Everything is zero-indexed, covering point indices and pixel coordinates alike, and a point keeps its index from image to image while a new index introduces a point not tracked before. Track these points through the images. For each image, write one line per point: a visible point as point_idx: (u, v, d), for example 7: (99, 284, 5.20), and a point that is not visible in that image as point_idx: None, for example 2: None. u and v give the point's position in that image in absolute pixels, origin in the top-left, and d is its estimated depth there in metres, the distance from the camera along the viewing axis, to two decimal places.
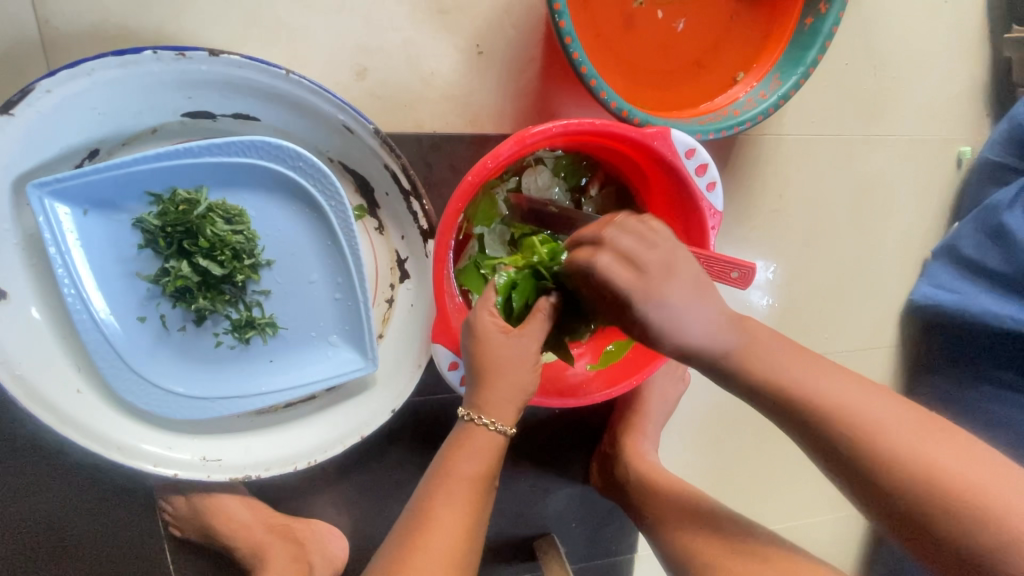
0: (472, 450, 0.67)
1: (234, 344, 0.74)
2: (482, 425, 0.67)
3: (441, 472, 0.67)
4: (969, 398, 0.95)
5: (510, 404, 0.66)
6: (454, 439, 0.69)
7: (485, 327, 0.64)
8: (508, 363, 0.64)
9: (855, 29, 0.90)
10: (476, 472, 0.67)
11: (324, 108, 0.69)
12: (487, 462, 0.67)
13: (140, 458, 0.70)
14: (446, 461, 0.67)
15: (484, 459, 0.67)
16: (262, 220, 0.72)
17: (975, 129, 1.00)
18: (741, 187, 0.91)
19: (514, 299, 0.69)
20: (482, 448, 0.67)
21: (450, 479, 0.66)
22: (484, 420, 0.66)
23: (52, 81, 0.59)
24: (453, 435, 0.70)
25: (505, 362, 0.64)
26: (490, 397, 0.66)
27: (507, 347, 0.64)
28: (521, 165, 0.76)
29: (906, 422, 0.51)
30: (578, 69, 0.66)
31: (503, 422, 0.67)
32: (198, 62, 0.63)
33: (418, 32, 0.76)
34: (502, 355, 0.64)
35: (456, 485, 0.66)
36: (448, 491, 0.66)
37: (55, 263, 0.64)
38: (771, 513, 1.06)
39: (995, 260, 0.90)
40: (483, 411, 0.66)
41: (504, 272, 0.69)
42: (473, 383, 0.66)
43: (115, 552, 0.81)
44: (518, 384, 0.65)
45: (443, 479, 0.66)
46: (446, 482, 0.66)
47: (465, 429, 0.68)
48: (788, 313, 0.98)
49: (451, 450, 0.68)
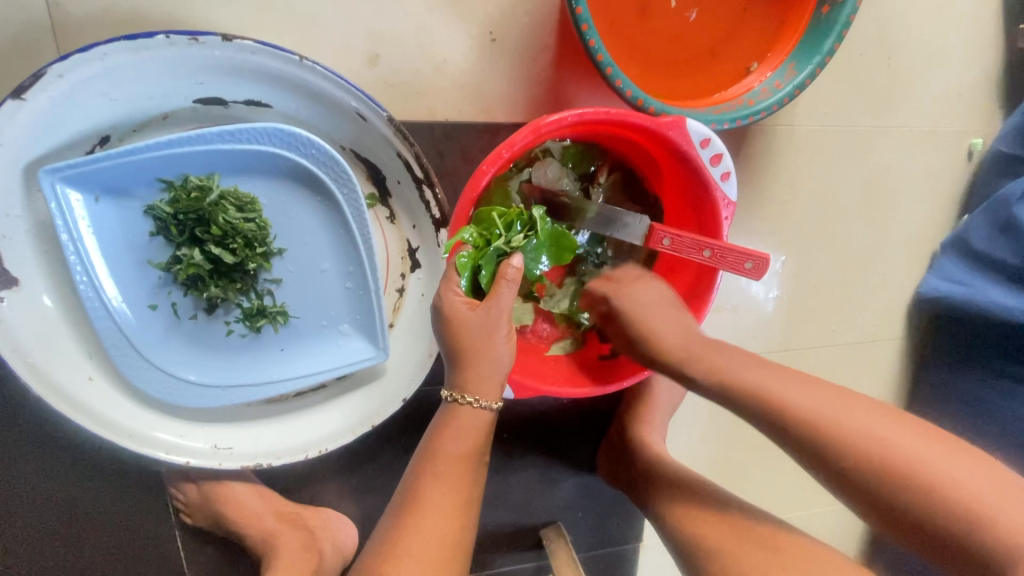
0: (457, 430, 0.66)
1: (245, 333, 0.74)
2: (467, 404, 0.66)
3: (426, 456, 0.67)
4: (975, 390, 0.95)
5: (490, 380, 0.66)
6: (439, 420, 0.68)
7: (453, 306, 0.64)
8: (481, 340, 0.64)
9: (869, 18, 0.90)
10: (464, 452, 0.67)
11: (338, 96, 0.68)
12: (474, 443, 0.67)
13: (153, 445, 0.70)
14: (433, 443, 0.67)
15: (470, 438, 0.67)
16: (275, 208, 0.71)
17: (987, 121, 0.99)
18: (752, 178, 0.91)
19: (482, 279, 0.66)
20: (469, 426, 0.66)
21: (436, 459, 0.66)
22: (468, 400, 0.66)
23: (63, 65, 0.59)
24: (437, 417, 0.69)
25: (479, 338, 0.64)
26: (471, 376, 0.65)
27: (475, 324, 0.63)
28: (530, 157, 0.76)
29: (896, 420, 0.55)
30: (594, 57, 0.65)
31: (487, 399, 0.66)
32: (211, 47, 0.63)
33: (431, 18, 0.75)
34: (473, 332, 0.63)
35: (443, 465, 0.66)
36: (436, 474, 0.65)
37: (67, 250, 0.64)
38: (777, 503, 1.06)
39: (1003, 251, 0.91)
40: (467, 390, 0.66)
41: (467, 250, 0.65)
42: (454, 363, 0.66)
43: (126, 538, 0.81)
44: (494, 358, 0.65)
45: (431, 461, 0.66)
46: (435, 465, 0.66)
47: (450, 410, 0.67)
48: (796, 304, 0.98)
49: (436, 431, 0.68)
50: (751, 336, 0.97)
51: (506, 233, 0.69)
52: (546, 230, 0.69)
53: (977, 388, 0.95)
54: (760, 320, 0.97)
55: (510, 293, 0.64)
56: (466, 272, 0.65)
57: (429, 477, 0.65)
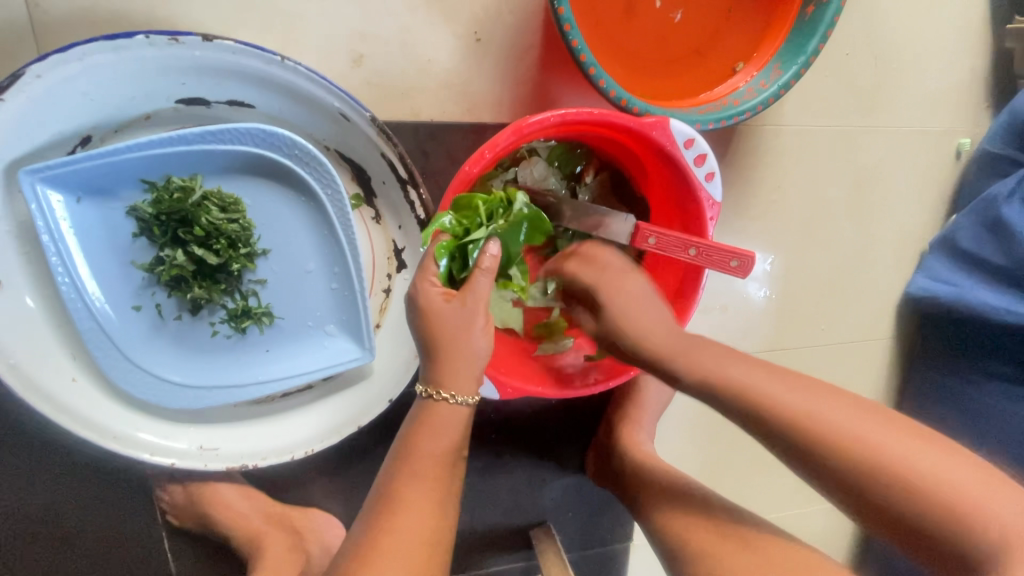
0: (433, 426, 0.65)
1: (230, 334, 0.74)
2: (442, 400, 0.65)
3: (402, 453, 0.66)
4: (965, 390, 0.95)
5: (467, 374, 0.65)
6: (413, 419, 0.67)
7: (429, 297, 0.63)
8: (457, 335, 0.63)
9: (857, 18, 0.90)
10: (441, 449, 0.66)
11: (321, 96, 0.68)
12: (452, 438, 0.66)
13: (137, 447, 0.70)
14: (408, 442, 0.66)
15: (447, 433, 0.66)
16: (259, 209, 0.71)
17: (974, 121, 0.99)
18: (740, 178, 0.91)
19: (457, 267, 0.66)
20: (445, 424, 0.65)
21: (412, 458, 0.65)
22: (444, 395, 0.65)
23: (42, 65, 0.58)
24: (409, 416, 0.68)
25: (453, 331, 0.62)
26: (447, 371, 0.64)
27: (450, 315, 0.62)
28: (517, 157, 0.76)
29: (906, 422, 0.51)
30: (577, 57, 0.65)
31: (463, 394, 0.65)
32: (191, 47, 0.62)
33: (415, 18, 0.75)
34: (449, 325, 0.62)
35: (419, 463, 0.64)
36: (414, 471, 0.64)
37: (49, 252, 0.63)
38: (767, 502, 1.07)
39: (990, 251, 0.91)
40: (443, 386, 0.65)
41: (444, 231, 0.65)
42: (428, 357, 0.65)
43: (111, 540, 0.81)
44: (471, 351, 0.63)
45: (407, 461, 0.65)
46: (411, 464, 0.64)
47: (425, 407, 0.66)
48: (784, 305, 0.98)
49: (412, 429, 0.66)
50: (738, 336, 0.97)
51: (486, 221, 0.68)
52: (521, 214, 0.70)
53: (967, 387, 0.95)
54: (748, 319, 0.97)
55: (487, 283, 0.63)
56: (443, 258, 0.65)
57: (407, 476, 0.64)
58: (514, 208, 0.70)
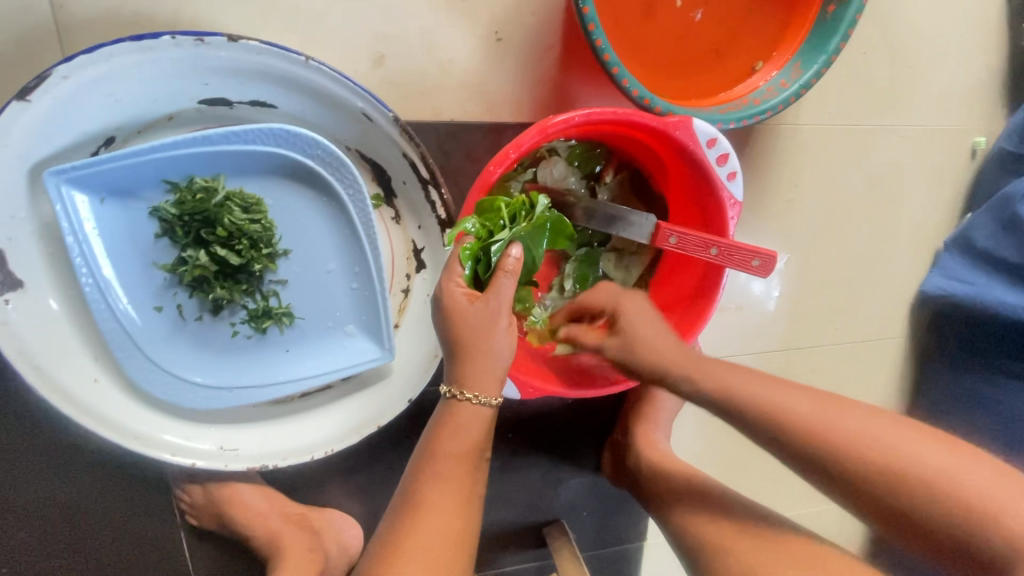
0: (456, 427, 0.65)
1: (251, 334, 0.74)
2: (466, 400, 0.65)
3: (426, 454, 0.66)
4: (982, 390, 0.95)
5: (490, 374, 0.64)
6: (437, 420, 0.67)
7: (452, 296, 0.63)
8: (480, 335, 0.62)
9: (874, 16, 0.90)
10: (464, 450, 0.66)
11: (343, 96, 0.68)
12: (475, 439, 0.66)
13: (159, 447, 0.70)
14: (432, 444, 0.66)
15: (471, 434, 0.65)
16: (279, 209, 0.71)
17: (990, 120, 0.99)
18: (757, 177, 0.91)
19: (482, 271, 0.66)
20: (468, 424, 0.65)
21: (435, 458, 0.65)
22: (467, 396, 0.65)
23: (68, 67, 0.59)
24: (435, 416, 0.68)
25: (477, 331, 0.62)
26: (470, 371, 0.64)
27: (474, 317, 0.62)
28: (536, 156, 0.76)
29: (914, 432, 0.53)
30: (601, 56, 0.65)
31: (486, 395, 0.65)
32: (216, 48, 0.62)
33: (436, 18, 0.75)
34: (472, 324, 0.62)
35: (443, 464, 0.65)
36: (437, 472, 0.64)
37: (73, 252, 0.63)
38: (781, 501, 1.07)
39: (1007, 249, 0.91)
40: (466, 386, 0.65)
41: (468, 239, 0.65)
42: (452, 358, 0.65)
43: (132, 540, 0.81)
44: (492, 352, 0.63)
45: (431, 462, 0.65)
46: (435, 465, 0.65)
47: (449, 407, 0.66)
48: (799, 304, 0.98)
49: (436, 430, 0.67)
50: (754, 335, 0.97)
51: (509, 224, 0.68)
52: (543, 217, 0.70)
53: (984, 387, 0.95)
54: (765, 319, 0.97)
55: (508, 285, 0.63)
56: (468, 262, 0.65)
57: (431, 476, 0.64)
58: (536, 211, 0.71)
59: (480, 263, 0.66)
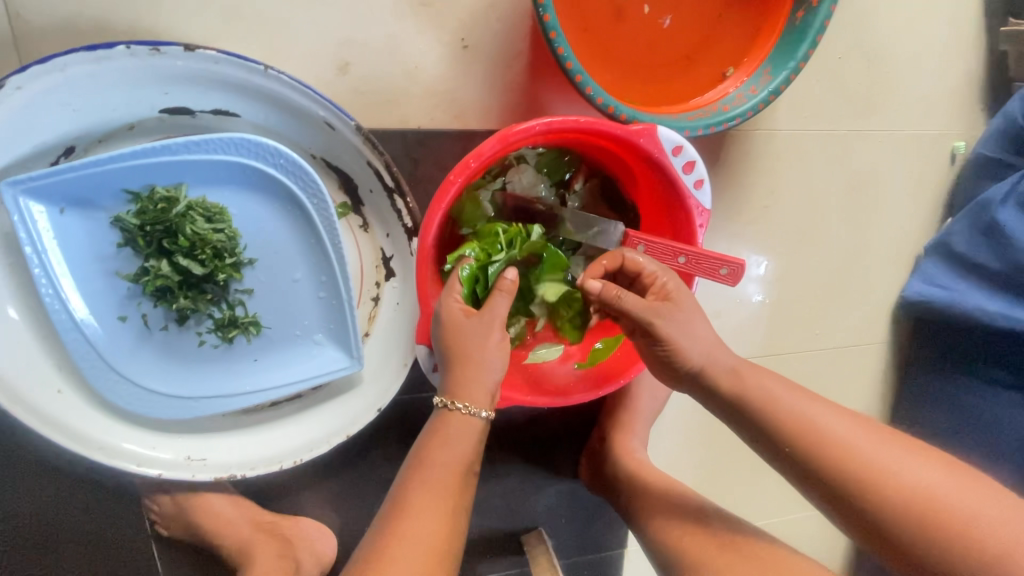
0: (445, 437, 0.65)
1: (217, 343, 0.73)
2: (456, 410, 0.65)
3: (417, 462, 0.65)
4: (963, 396, 0.94)
5: (479, 385, 0.64)
6: (430, 430, 0.67)
7: (451, 311, 0.64)
8: (473, 347, 0.63)
9: (850, 20, 0.89)
10: (455, 461, 0.65)
11: (306, 105, 0.68)
12: (465, 449, 0.65)
13: (123, 457, 0.70)
14: (422, 452, 0.65)
15: (462, 445, 0.65)
16: (244, 218, 0.71)
17: (969, 124, 0.98)
18: (732, 183, 0.90)
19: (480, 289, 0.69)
20: (457, 434, 0.65)
21: (425, 466, 0.64)
22: (458, 406, 0.64)
23: (22, 77, 0.58)
24: (429, 426, 0.68)
25: (469, 342, 0.63)
26: (458, 380, 0.64)
27: (470, 330, 0.63)
28: (504, 164, 0.75)
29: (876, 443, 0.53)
30: (562, 63, 0.65)
31: (476, 406, 0.65)
32: (173, 57, 0.62)
33: (401, 25, 0.74)
34: (466, 337, 0.63)
35: (432, 473, 0.64)
36: (421, 480, 0.63)
37: (32, 263, 0.63)
38: (761, 508, 1.06)
39: (986, 256, 0.90)
40: (456, 396, 0.64)
41: (468, 262, 0.68)
42: (444, 368, 0.65)
43: (100, 550, 0.81)
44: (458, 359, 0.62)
45: (419, 470, 0.64)
46: (423, 473, 0.64)
47: (441, 417, 0.66)
48: (777, 310, 0.97)
49: (427, 440, 0.66)
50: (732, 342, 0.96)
51: (506, 249, 0.72)
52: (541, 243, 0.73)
53: (966, 393, 0.94)
54: (742, 326, 0.96)
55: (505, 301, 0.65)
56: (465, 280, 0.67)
57: (417, 483, 0.63)
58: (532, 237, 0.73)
59: (478, 283, 0.69)
